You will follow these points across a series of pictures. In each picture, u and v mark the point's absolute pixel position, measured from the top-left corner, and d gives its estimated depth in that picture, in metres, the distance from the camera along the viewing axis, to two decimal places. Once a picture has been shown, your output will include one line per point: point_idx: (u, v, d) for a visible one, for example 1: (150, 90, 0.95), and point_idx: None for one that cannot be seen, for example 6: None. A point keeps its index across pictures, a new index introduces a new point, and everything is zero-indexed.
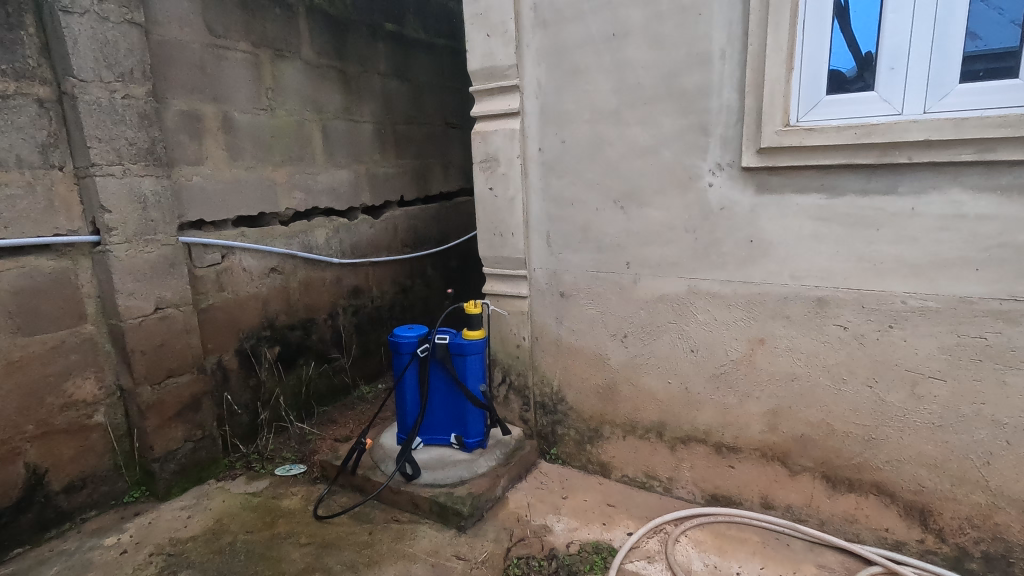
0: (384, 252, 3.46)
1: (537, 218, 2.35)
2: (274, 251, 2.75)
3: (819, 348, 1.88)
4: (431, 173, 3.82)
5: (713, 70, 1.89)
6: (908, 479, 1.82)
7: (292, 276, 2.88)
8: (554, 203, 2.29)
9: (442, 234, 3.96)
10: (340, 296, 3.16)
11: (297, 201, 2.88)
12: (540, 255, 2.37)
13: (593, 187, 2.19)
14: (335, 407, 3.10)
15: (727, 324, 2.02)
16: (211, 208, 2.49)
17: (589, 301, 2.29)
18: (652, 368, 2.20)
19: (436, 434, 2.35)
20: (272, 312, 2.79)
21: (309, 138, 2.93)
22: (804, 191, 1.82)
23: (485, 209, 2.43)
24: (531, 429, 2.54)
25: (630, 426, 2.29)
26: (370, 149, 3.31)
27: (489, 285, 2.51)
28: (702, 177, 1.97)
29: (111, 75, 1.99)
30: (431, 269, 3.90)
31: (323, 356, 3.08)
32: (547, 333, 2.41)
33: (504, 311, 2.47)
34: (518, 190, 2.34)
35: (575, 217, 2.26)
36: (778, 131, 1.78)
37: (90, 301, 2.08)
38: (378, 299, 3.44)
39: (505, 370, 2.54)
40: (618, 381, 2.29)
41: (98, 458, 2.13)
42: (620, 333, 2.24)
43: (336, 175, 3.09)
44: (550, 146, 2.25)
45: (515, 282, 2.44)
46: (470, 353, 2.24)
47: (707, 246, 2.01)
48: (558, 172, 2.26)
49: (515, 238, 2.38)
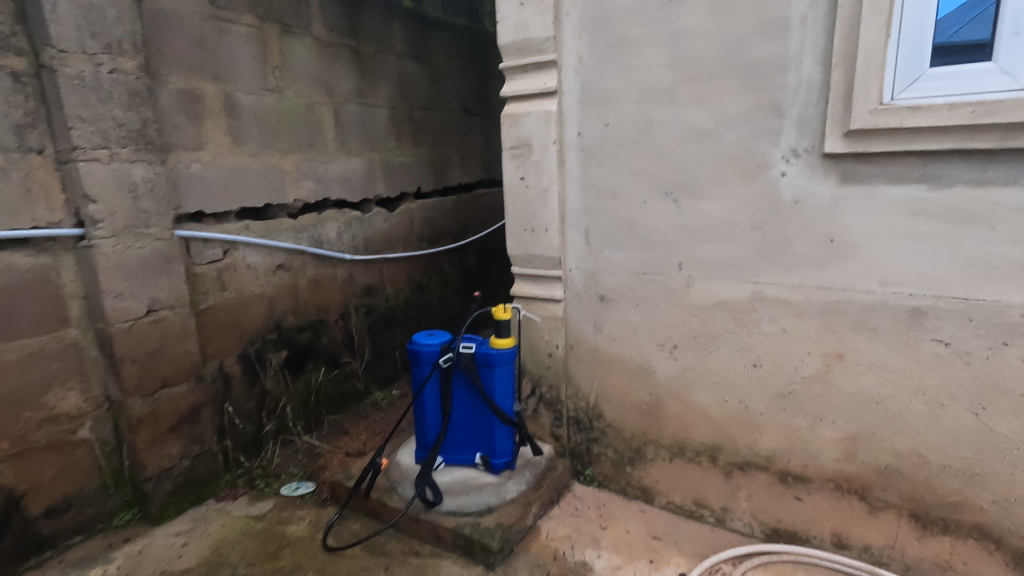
0: (400, 248, 3.22)
1: (574, 213, 2.08)
2: (281, 246, 2.52)
3: (912, 367, 1.61)
4: (449, 163, 3.57)
5: (792, 39, 1.60)
6: (1019, 523, 1.55)
7: (300, 273, 2.65)
8: (594, 196, 2.02)
9: (461, 229, 3.72)
10: (352, 295, 2.93)
11: (306, 192, 2.64)
12: (577, 254, 2.10)
13: (639, 177, 1.92)
14: (347, 415, 2.87)
15: (799, 336, 1.75)
16: (212, 199, 2.26)
17: (633, 306, 2.03)
18: (704, 384, 1.94)
19: (459, 453, 2.10)
20: (279, 313, 2.56)
21: (320, 124, 2.69)
22: (899, 181, 1.54)
23: (515, 201, 2.17)
24: (563, 446, 2.29)
25: (677, 447, 2.04)
26: (385, 137, 3.07)
27: (518, 287, 2.25)
28: (773, 165, 1.69)
29: (96, 46, 1.75)
30: (449, 266, 3.66)
31: (334, 361, 2.84)
32: (584, 341, 2.16)
33: (536, 317, 2.21)
34: (552, 181, 2.07)
35: (617, 211, 1.99)
36: (872, 110, 1.49)
37: (75, 302, 1.85)
38: (392, 298, 3.21)
39: (535, 381, 2.29)
40: (665, 397, 2.03)
41: (84, 477, 1.91)
42: (668, 343, 1.98)
43: (348, 164, 2.85)
44: (590, 131, 1.98)
45: (547, 283, 2.19)
46: (499, 363, 1.99)
47: (775, 245, 1.73)
48: (598, 159, 1.99)
49: (550, 234, 2.12)
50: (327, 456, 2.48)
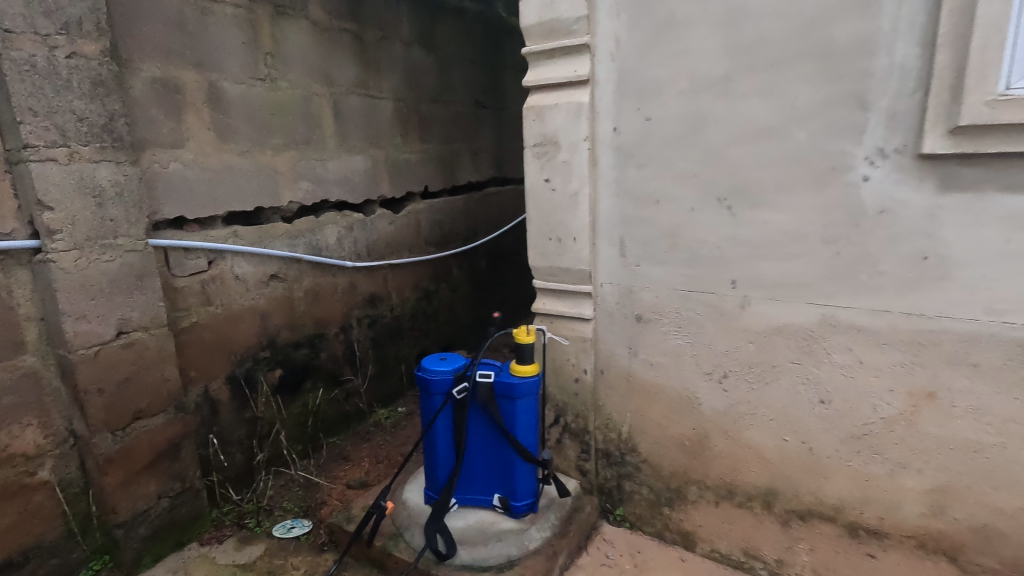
0: (405, 253, 2.96)
1: (607, 220, 1.81)
2: (274, 254, 2.26)
3: (1020, 411, 1.35)
4: (458, 161, 3.31)
5: (883, 16, 1.33)
6: None
7: (296, 283, 2.39)
8: (631, 202, 1.75)
9: (471, 231, 3.46)
10: (353, 306, 2.68)
11: (302, 194, 2.38)
12: (610, 267, 1.83)
13: (687, 181, 1.65)
14: (348, 438, 2.62)
15: (878, 369, 1.49)
16: (195, 203, 2.00)
17: (675, 329, 1.76)
18: (759, 420, 1.68)
19: (475, 493, 1.85)
20: (272, 329, 2.31)
21: (318, 118, 2.42)
22: (1016, 189, 1.27)
23: (538, 206, 1.90)
24: (590, 482, 2.04)
25: (724, 490, 1.78)
26: (390, 132, 2.80)
27: (540, 303, 1.99)
28: (853, 168, 1.42)
29: (50, 26, 1.48)
30: (458, 271, 3.40)
31: (333, 378, 2.59)
32: (616, 366, 1.90)
33: (562, 339, 1.95)
34: (582, 184, 1.81)
35: (659, 220, 1.72)
36: (988, 102, 1.21)
37: (31, 325, 1.59)
38: (398, 308, 2.95)
39: (559, 409, 2.03)
40: (711, 433, 1.77)
41: (45, 525, 1.66)
42: (717, 372, 1.71)
43: (349, 162, 2.59)
44: (628, 127, 1.71)
45: (574, 299, 1.92)
46: (521, 395, 1.73)
47: (853, 262, 1.46)
48: (637, 160, 1.71)
49: (578, 245, 1.85)
50: (324, 487, 2.23)
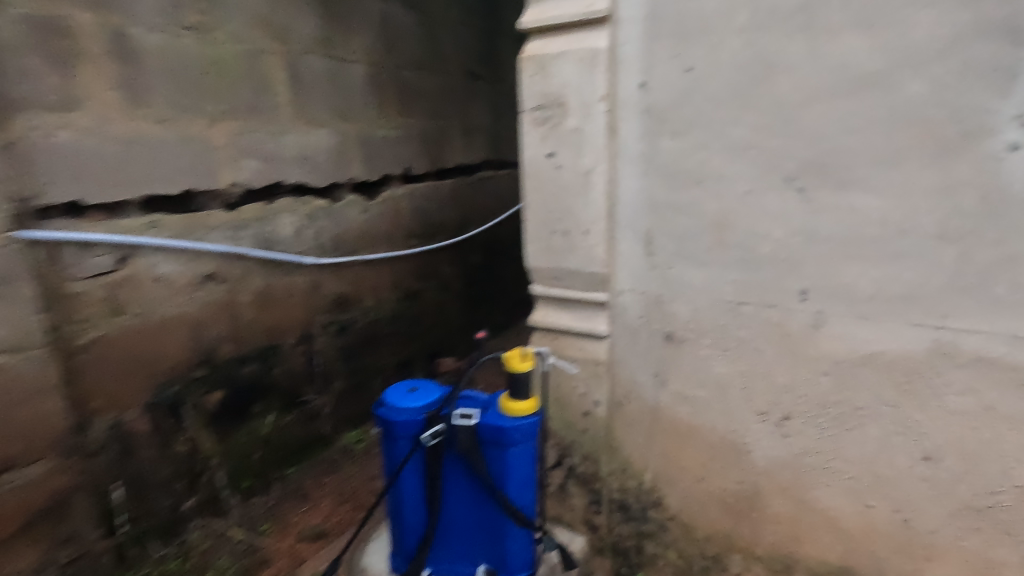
0: (382, 247, 2.52)
1: (629, 207, 1.37)
2: (210, 249, 1.82)
3: None
4: (446, 140, 2.86)
5: None
6: None
7: (241, 284, 1.95)
8: (662, 185, 1.31)
9: (461, 221, 3.01)
10: (317, 311, 2.24)
11: (248, 174, 1.94)
12: (633, 269, 1.40)
13: (741, 154, 1.21)
14: (309, 468, 2.20)
15: (1017, 420, 1.06)
16: (97, 185, 1.55)
17: (719, 353, 1.32)
18: (833, 478, 1.25)
19: (453, 563, 1.42)
20: (210, 342, 1.87)
21: (268, 82, 1.97)
22: None
23: (538, 189, 1.46)
24: (602, 540, 1.61)
25: (780, 564, 1.36)
26: (362, 102, 2.35)
27: (540, 314, 1.55)
28: (994, 134, 0.99)
29: None
30: (447, 268, 2.96)
31: (291, 398, 2.16)
32: (637, 398, 1.46)
33: (570, 364, 1.50)
34: (597, 160, 1.37)
35: (701, 208, 1.27)
36: None
37: None
38: (374, 311, 2.51)
39: (563, 448, 1.61)
40: (765, 491, 1.34)
41: None
42: (776, 413, 1.28)
43: (310, 137, 2.13)
44: (661, 82, 1.27)
45: (583, 311, 1.49)
46: (515, 442, 1.30)
47: (986, 269, 1.03)
48: (673, 127, 1.27)
49: (590, 241, 1.42)
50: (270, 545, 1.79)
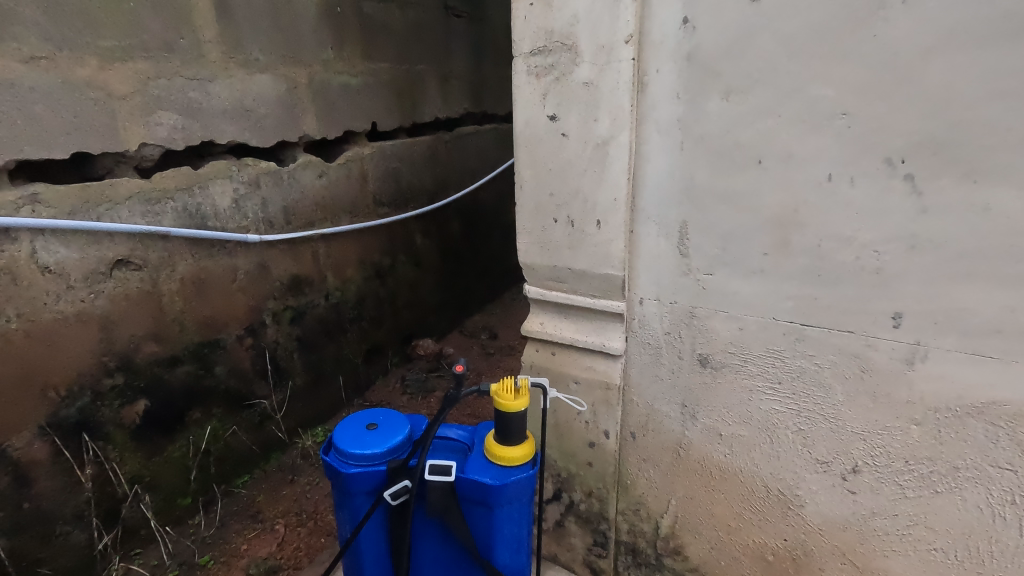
0: (345, 218, 2.14)
1: (658, 192, 1.03)
2: (119, 229, 1.44)
3: None
4: (420, 88, 2.43)
5: None
6: None
7: (165, 271, 1.58)
8: (707, 163, 0.97)
9: (438, 185, 2.63)
10: (266, 297, 1.88)
11: (166, 133, 1.53)
12: (660, 272, 1.07)
13: (826, 124, 0.87)
14: (263, 479, 1.90)
15: None
16: None
17: (771, 385, 1.02)
18: (911, 548, 0.98)
19: None
20: (127, 343, 1.52)
21: (187, 11, 1.53)
22: None
23: (536, 163, 1.10)
24: None
25: None
26: (315, 41, 1.92)
27: (535, 322, 1.23)
28: None
29: None
30: (423, 239, 2.60)
31: (238, 400, 1.83)
32: (658, 431, 1.17)
33: (587, 407, 1.19)
34: (619, 127, 1.01)
35: (761, 196, 0.94)
36: None
37: None
38: (336, 293, 2.16)
39: (562, 482, 1.32)
40: (817, 553, 1.07)
41: None
42: (842, 464, 0.99)
43: (249, 84, 1.71)
44: (713, 18, 0.90)
45: (592, 322, 1.16)
46: (504, 501, 1.00)
47: None
48: (728, 83, 0.92)
49: (605, 234, 1.08)
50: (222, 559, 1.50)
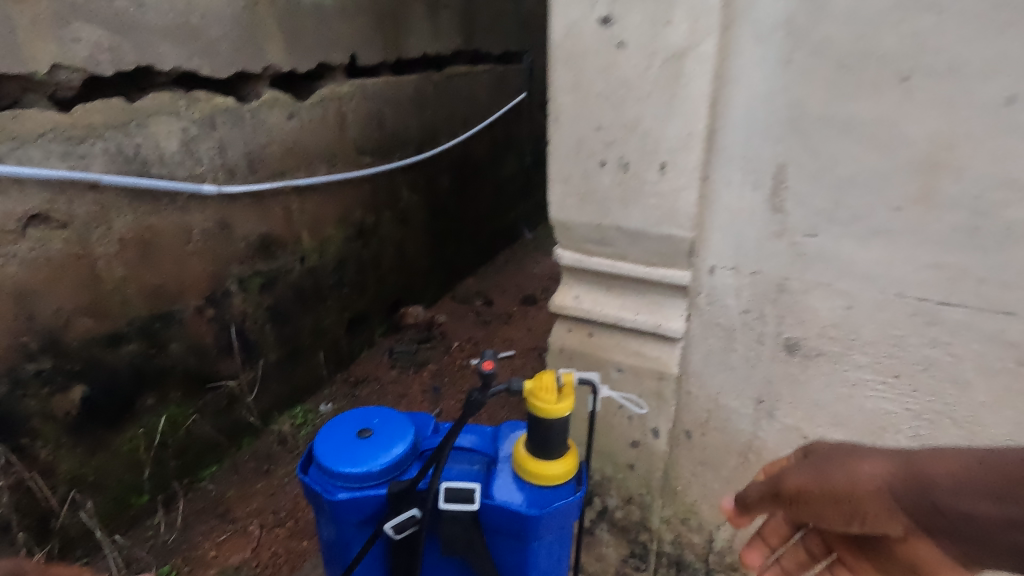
0: (322, 168, 1.82)
1: (750, 125, 0.76)
2: (29, 176, 1.12)
3: None
4: (406, 16, 2.08)
5: None
6: None
7: (97, 230, 1.27)
8: (826, 82, 0.70)
9: (427, 132, 2.31)
10: (229, 262, 1.59)
11: (87, 52, 1.19)
12: (742, 233, 0.82)
13: (1017, 23, 0.61)
14: (233, 471, 1.65)
15: None
16: None
17: (883, 379, 0.80)
18: None
19: None
20: (52, 321, 1.22)
21: None
22: None
23: (580, 85, 0.82)
24: None
25: None
26: None
27: (567, 296, 0.97)
28: None
29: None
30: (410, 194, 2.30)
31: (200, 383, 1.55)
32: (722, 431, 0.95)
33: (638, 404, 0.95)
34: (703, 31, 0.73)
35: (902, 129, 0.69)
36: None
37: None
38: (313, 256, 1.87)
39: (594, 485, 1.10)
40: None
41: None
42: None
43: None
44: None
45: (643, 297, 0.92)
46: (540, 531, 0.78)
47: None
48: None
49: (670, 181, 0.81)
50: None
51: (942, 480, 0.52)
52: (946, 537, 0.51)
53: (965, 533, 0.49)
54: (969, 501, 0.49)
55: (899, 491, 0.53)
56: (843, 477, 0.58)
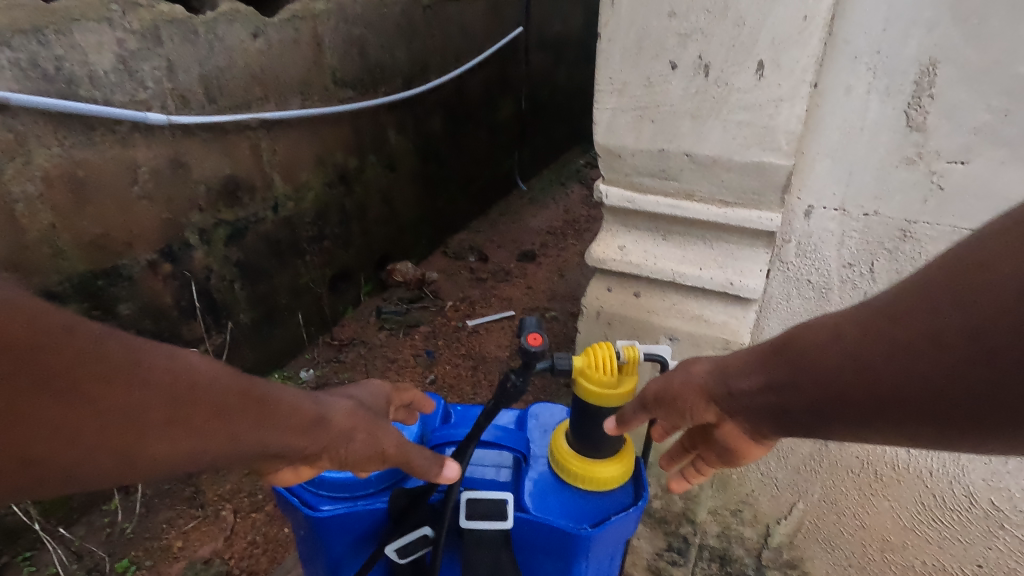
0: (296, 100, 1.55)
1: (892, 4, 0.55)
2: None
3: None
4: None
5: None
6: None
7: (10, 165, 1.00)
8: None
9: (416, 65, 2.03)
10: (187, 210, 1.32)
11: None
12: (859, 161, 0.61)
13: None
14: None
15: None
16: None
17: None
18: None
19: None
20: None
21: None
22: None
23: None
24: None
25: None
26: None
27: (610, 248, 0.77)
28: None
29: None
30: (397, 136, 2.03)
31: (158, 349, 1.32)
32: None
33: None
34: None
35: None
36: None
37: None
38: (288, 204, 1.62)
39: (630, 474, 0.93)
40: None
41: None
42: None
43: None
44: None
45: (711, 246, 0.72)
46: (589, 552, 0.59)
47: None
48: None
49: (771, 89, 0.60)
50: (154, 558, 1.05)
51: (732, 363, 0.53)
52: (744, 416, 0.53)
53: (752, 408, 0.52)
54: (752, 380, 0.51)
55: (713, 388, 0.54)
56: (674, 377, 0.56)
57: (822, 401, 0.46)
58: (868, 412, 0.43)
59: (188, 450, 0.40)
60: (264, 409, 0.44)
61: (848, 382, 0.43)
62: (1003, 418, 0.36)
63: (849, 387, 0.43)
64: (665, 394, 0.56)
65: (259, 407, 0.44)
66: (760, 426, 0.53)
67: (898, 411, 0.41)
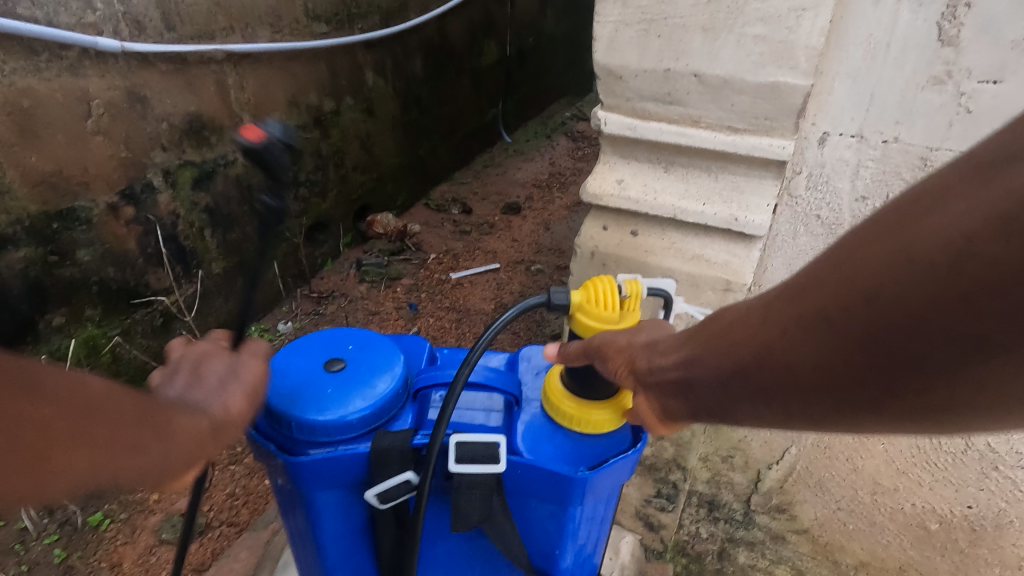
0: (264, 33, 1.42)
1: None
2: None
3: None
4: None
5: None
6: None
7: None
8: None
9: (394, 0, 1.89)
10: (149, 149, 1.20)
11: None
12: (882, 80, 0.56)
13: None
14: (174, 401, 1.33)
15: None
16: None
17: None
18: None
19: None
20: None
21: None
22: None
23: None
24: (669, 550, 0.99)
25: None
26: None
27: (607, 182, 0.71)
28: None
29: None
30: (374, 78, 1.91)
31: (123, 298, 1.22)
32: None
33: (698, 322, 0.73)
34: None
35: None
36: None
37: None
38: None
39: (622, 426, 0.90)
40: (1017, 523, 0.73)
41: None
42: None
43: None
44: None
45: (718, 179, 0.67)
46: (584, 496, 0.57)
47: None
48: None
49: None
50: (129, 512, 1.01)
51: (662, 342, 0.48)
52: (656, 398, 0.49)
53: (661, 389, 0.48)
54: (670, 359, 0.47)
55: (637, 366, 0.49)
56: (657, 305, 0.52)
57: (732, 374, 0.42)
58: (774, 397, 0.40)
59: (81, 463, 0.37)
60: (159, 413, 0.42)
61: (755, 351, 0.41)
62: (910, 407, 0.35)
63: (760, 370, 0.40)
64: (605, 355, 0.50)
65: (151, 411, 0.41)
66: (675, 409, 0.48)
67: (798, 396, 0.39)
